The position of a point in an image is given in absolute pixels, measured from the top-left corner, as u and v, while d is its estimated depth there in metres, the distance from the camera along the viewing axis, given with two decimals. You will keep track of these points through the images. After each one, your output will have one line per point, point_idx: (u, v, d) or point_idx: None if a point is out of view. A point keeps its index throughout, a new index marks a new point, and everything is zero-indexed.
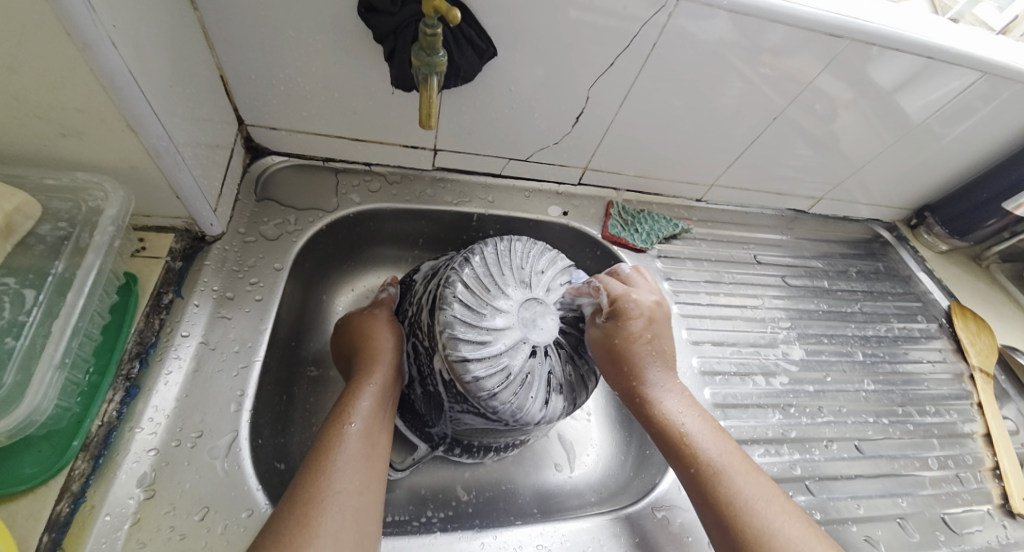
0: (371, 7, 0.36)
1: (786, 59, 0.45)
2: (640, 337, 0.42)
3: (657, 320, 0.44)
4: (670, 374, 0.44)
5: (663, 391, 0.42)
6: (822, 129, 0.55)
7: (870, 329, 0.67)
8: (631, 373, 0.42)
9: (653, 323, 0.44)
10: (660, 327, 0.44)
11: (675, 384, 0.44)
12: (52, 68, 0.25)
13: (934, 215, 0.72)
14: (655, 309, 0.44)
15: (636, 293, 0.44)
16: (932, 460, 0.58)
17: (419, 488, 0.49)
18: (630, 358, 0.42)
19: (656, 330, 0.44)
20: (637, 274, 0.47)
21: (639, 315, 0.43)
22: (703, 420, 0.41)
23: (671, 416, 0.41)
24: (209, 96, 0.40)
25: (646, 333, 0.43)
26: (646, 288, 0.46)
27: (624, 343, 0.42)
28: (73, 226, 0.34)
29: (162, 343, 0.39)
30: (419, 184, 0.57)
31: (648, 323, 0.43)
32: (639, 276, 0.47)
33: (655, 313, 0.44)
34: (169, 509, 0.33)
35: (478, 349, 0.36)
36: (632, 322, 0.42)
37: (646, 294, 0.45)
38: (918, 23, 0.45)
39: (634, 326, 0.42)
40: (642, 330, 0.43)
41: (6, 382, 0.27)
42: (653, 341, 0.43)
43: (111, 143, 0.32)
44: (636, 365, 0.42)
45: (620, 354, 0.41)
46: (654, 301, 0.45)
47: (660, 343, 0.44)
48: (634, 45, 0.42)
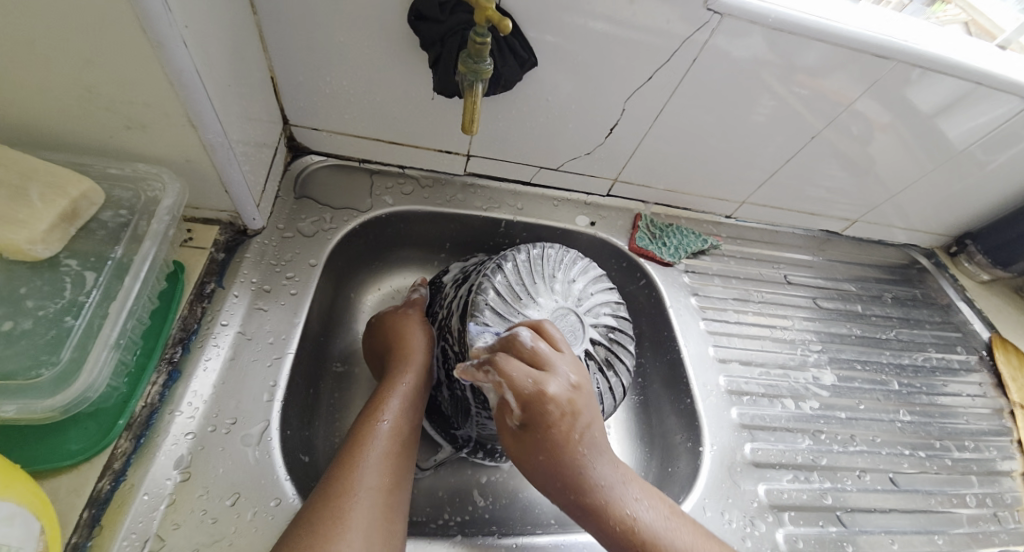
0: (421, 15, 0.37)
1: (822, 79, 0.45)
2: (566, 439, 0.34)
3: (584, 406, 0.35)
4: (608, 463, 0.36)
5: (608, 492, 0.34)
6: (857, 151, 0.54)
7: (907, 357, 0.64)
8: (566, 483, 0.35)
9: (579, 416, 0.34)
10: (588, 407, 0.35)
11: (619, 471, 0.36)
12: (128, 64, 0.27)
13: (975, 244, 0.69)
14: (575, 395, 0.34)
15: (546, 382, 0.33)
16: (970, 498, 0.55)
17: (437, 490, 0.48)
18: (562, 468, 0.35)
19: (583, 421, 0.35)
20: (537, 337, 0.35)
21: (561, 415, 0.34)
22: (658, 510, 0.35)
23: (623, 521, 0.34)
24: (260, 96, 0.42)
25: (574, 434, 0.34)
26: (560, 360, 0.34)
27: (551, 453, 0.35)
28: (132, 214, 0.35)
29: (203, 331, 0.40)
30: (450, 189, 0.58)
31: (573, 420, 0.34)
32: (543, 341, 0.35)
33: (577, 403, 0.34)
34: (203, 492, 0.34)
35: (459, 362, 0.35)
36: (553, 427, 0.34)
37: (563, 376, 0.34)
38: (963, 46, 0.44)
39: (556, 427, 0.34)
40: (570, 430, 0.34)
41: (63, 359, 0.29)
42: (581, 438, 0.35)
43: (172, 137, 0.33)
44: (571, 474, 0.35)
45: (551, 460, 0.35)
46: (572, 382, 0.34)
47: (591, 432, 0.35)
48: (673, 61, 0.43)
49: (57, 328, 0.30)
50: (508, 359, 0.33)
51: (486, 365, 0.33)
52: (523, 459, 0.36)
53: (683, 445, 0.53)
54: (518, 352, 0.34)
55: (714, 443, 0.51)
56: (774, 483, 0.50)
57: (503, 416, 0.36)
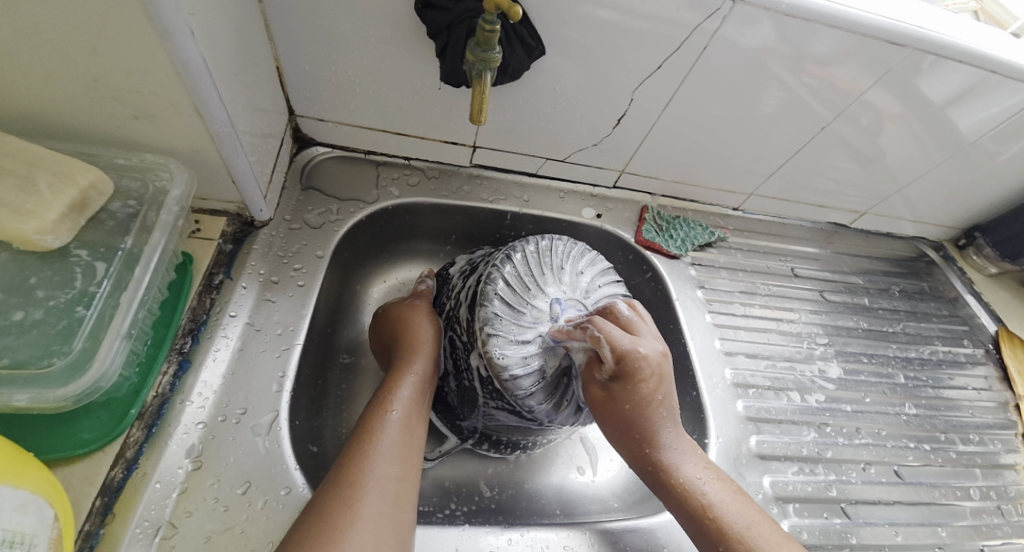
0: (428, 2, 0.37)
1: (834, 69, 0.44)
2: (652, 397, 0.36)
3: (668, 373, 0.37)
4: (681, 432, 0.37)
5: (677, 456, 0.36)
6: (868, 142, 0.54)
7: (913, 351, 0.64)
8: (642, 438, 0.36)
9: (665, 380, 0.36)
10: (671, 376, 0.37)
11: (689, 442, 0.38)
12: (134, 51, 0.26)
13: (985, 237, 0.69)
14: (663, 361, 0.37)
15: (642, 343, 0.36)
16: (974, 490, 0.55)
17: (443, 481, 0.49)
18: (640, 423, 0.36)
19: (667, 386, 0.37)
20: (631, 312, 0.39)
21: (650, 375, 0.36)
22: (721, 485, 0.36)
23: (690, 487, 0.35)
24: (266, 86, 0.42)
25: (657, 394, 0.36)
26: (647, 331, 0.38)
27: (634, 408, 0.36)
28: (141, 205, 0.35)
29: (212, 321, 0.41)
30: (456, 180, 0.58)
31: (660, 382, 0.36)
32: (636, 314, 0.39)
33: (664, 367, 0.36)
34: (214, 480, 0.34)
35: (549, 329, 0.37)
36: (642, 384, 0.35)
37: (653, 343, 0.37)
38: (979, 34, 0.43)
39: (645, 386, 0.35)
40: (655, 390, 0.36)
41: (75, 348, 0.29)
42: (663, 400, 0.36)
43: (179, 126, 0.33)
44: (647, 431, 0.36)
45: (630, 419, 0.36)
46: (661, 349, 0.37)
47: (670, 399, 0.37)
48: (683, 50, 0.42)
49: (68, 318, 0.30)
50: (606, 320, 0.36)
51: (589, 320, 0.35)
52: (600, 413, 0.37)
53: (688, 437, 0.53)
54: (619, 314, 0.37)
55: (720, 435, 0.51)
56: (779, 475, 0.50)
57: (590, 372, 0.37)
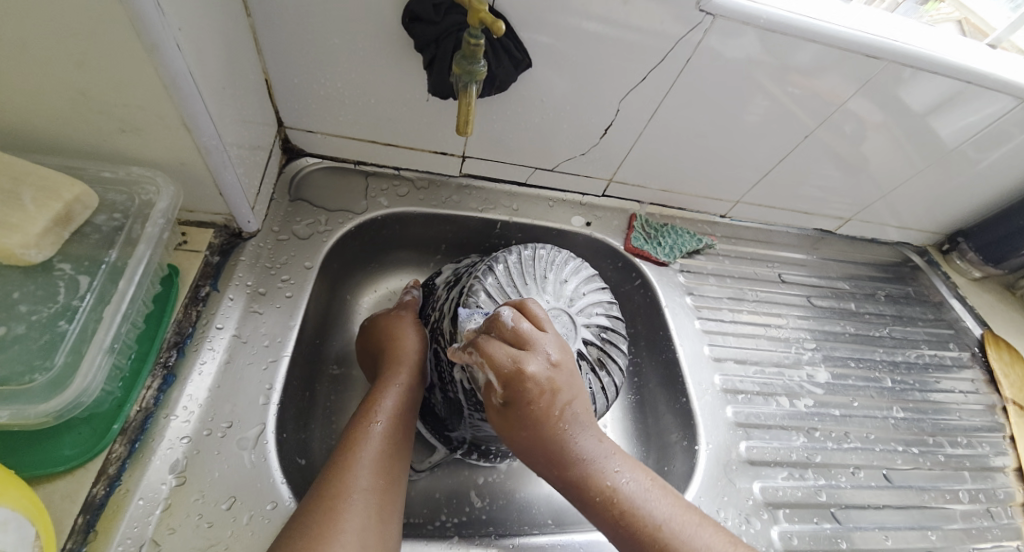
0: (415, 17, 0.37)
1: (813, 79, 0.45)
2: (548, 414, 0.33)
3: (564, 384, 0.33)
4: (592, 437, 0.35)
5: (590, 465, 0.34)
6: (850, 150, 0.55)
7: (900, 355, 0.65)
8: (550, 457, 0.34)
9: (558, 395, 0.33)
10: (571, 384, 0.34)
11: (602, 445, 0.35)
12: (121, 66, 0.27)
13: (967, 241, 0.70)
14: (556, 374, 0.33)
15: (526, 361, 0.32)
16: (963, 493, 0.56)
17: (433, 492, 0.49)
18: (546, 442, 0.34)
19: (564, 399, 0.33)
20: (521, 316, 0.33)
21: (539, 394, 0.32)
22: (640, 479, 0.35)
23: (605, 495, 0.34)
24: (255, 99, 0.42)
25: (555, 412, 0.33)
26: (543, 339, 0.33)
27: (534, 428, 0.34)
28: (127, 218, 0.35)
29: (198, 334, 0.40)
30: (445, 190, 0.58)
31: (554, 398, 0.33)
32: (526, 321, 0.33)
33: (558, 381, 0.33)
34: (198, 496, 0.34)
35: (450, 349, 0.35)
36: (533, 404, 0.33)
37: (544, 355, 0.32)
38: (953, 45, 0.45)
39: (536, 404, 0.33)
40: (550, 407, 0.33)
41: (57, 363, 0.28)
42: (565, 413, 0.34)
43: (165, 140, 0.33)
44: (554, 449, 0.34)
45: (534, 439, 0.34)
46: (554, 359, 0.33)
47: (573, 409, 0.34)
48: (667, 62, 0.43)
49: (51, 332, 0.29)
50: (491, 341, 0.32)
51: (470, 345, 0.33)
52: (507, 434, 0.36)
53: (679, 444, 0.53)
54: (501, 331, 0.33)
55: (710, 441, 0.51)
56: (770, 481, 0.50)
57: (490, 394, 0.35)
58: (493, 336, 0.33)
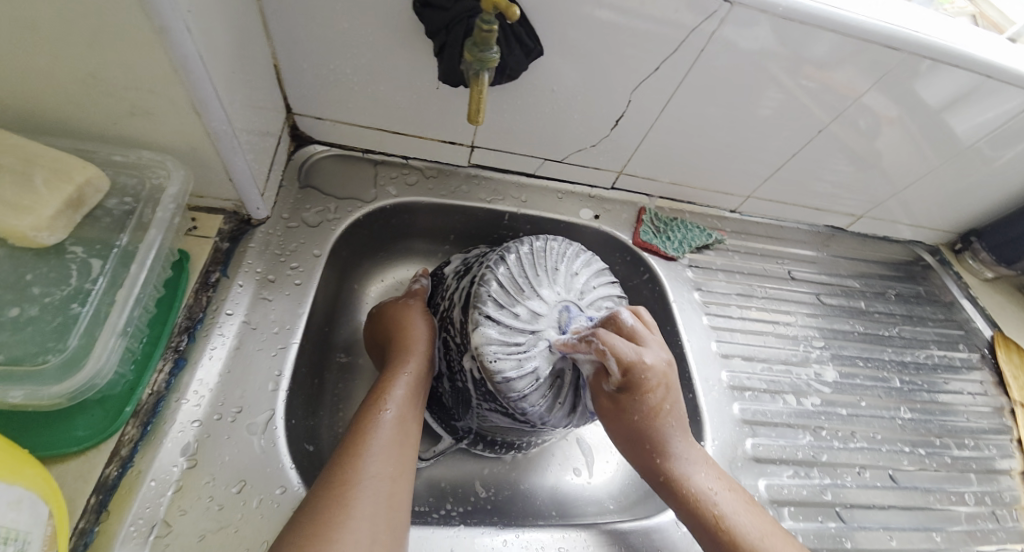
0: (427, 2, 0.37)
1: (830, 72, 0.44)
2: (659, 407, 0.38)
3: (673, 381, 0.39)
4: (690, 442, 0.39)
5: (687, 466, 0.38)
6: (865, 146, 0.54)
7: (909, 355, 0.64)
8: (653, 448, 0.38)
9: (670, 390, 0.38)
10: (676, 383, 0.39)
11: (697, 451, 0.39)
12: (132, 48, 0.26)
13: (981, 241, 0.69)
14: (669, 371, 0.38)
15: (649, 354, 0.37)
16: (968, 496, 0.56)
17: (438, 481, 0.49)
18: (649, 433, 0.38)
19: (672, 396, 0.38)
20: (636, 318, 0.39)
21: (657, 385, 0.37)
22: (730, 494, 0.38)
23: (700, 496, 0.37)
24: (264, 84, 0.42)
25: (664, 405, 0.38)
26: (653, 340, 0.39)
27: (643, 417, 0.37)
28: (137, 202, 0.35)
29: (208, 319, 0.41)
30: (454, 180, 0.58)
31: (666, 393, 0.38)
32: (641, 322, 0.39)
33: (670, 377, 0.38)
34: (209, 479, 0.34)
35: (557, 339, 0.38)
36: (650, 395, 0.37)
37: (658, 353, 0.38)
38: (975, 39, 0.44)
39: (653, 395, 0.37)
40: (661, 401, 0.38)
41: (71, 346, 0.29)
42: (671, 408, 0.38)
43: (176, 124, 0.33)
44: (657, 441, 0.38)
45: (641, 429, 0.38)
46: (666, 358, 0.39)
47: (677, 411, 0.39)
48: (681, 52, 0.42)
49: (64, 315, 0.30)
50: (613, 334, 0.37)
51: (594, 331, 0.36)
52: (610, 420, 0.39)
53: None
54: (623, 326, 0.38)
55: (716, 437, 0.51)
56: (774, 478, 0.50)
57: (599, 381, 0.38)
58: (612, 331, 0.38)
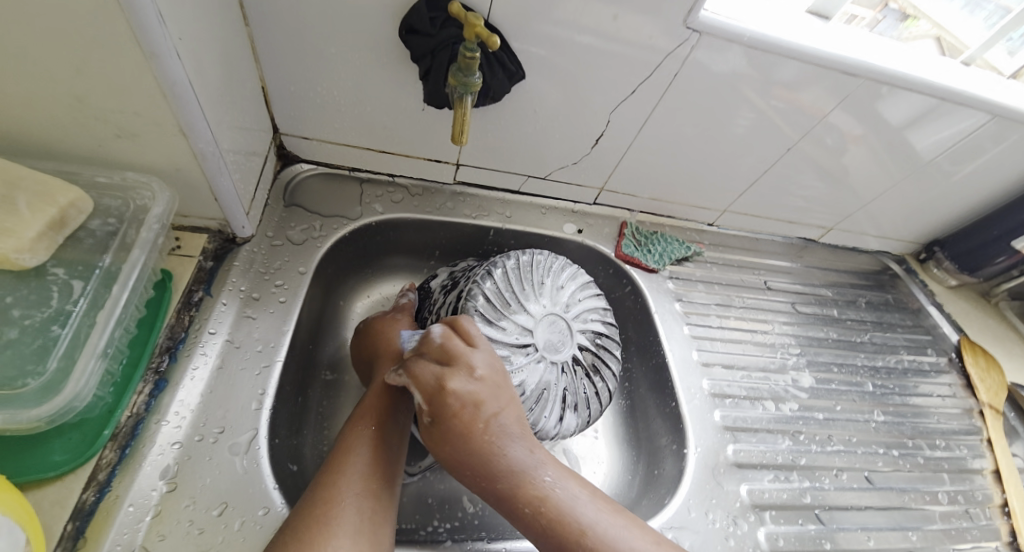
0: (411, 29, 0.38)
1: (795, 91, 0.47)
2: (471, 428, 0.34)
3: (488, 396, 0.35)
4: (525, 448, 0.35)
5: (518, 480, 0.34)
6: (831, 161, 0.57)
7: (880, 360, 0.67)
8: (476, 470, 0.34)
9: (483, 406, 0.34)
10: (497, 398, 0.35)
11: (537, 454, 0.35)
12: (119, 73, 0.27)
13: (943, 250, 0.73)
14: (483, 387, 0.35)
15: (451, 376, 0.34)
16: (942, 495, 0.57)
17: (425, 497, 0.49)
18: (471, 453, 0.34)
19: (489, 410, 0.34)
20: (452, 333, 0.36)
21: (460, 405, 0.34)
22: (573, 492, 0.34)
23: (534, 510, 0.33)
24: (251, 106, 0.42)
25: (477, 423, 0.34)
26: (469, 354, 0.35)
27: (459, 440, 0.34)
28: (121, 223, 0.35)
29: (190, 339, 0.40)
30: (440, 197, 0.59)
31: (476, 410, 0.34)
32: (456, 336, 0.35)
33: (484, 394, 0.34)
34: (189, 502, 0.34)
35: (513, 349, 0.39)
36: (455, 419, 0.34)
37: (470, 369, 0.34)
38: (927, 64, 0.47)
39: (460, 418, 0.34)
40: (473, 420, 0.34)
41: (50, 369, 0.28)
42: (491, 425, 0.34)
43: (161, 146, 0.33)
44: (481, 462, 0.34)
45: (461, 452, 0.34)
46: (482, 373, 0.35)
47: (504, 420, 0.35)
48: (654, 75, 0.44)
49: (44, 338, 0.29)
50: (421, 361, 0.36)
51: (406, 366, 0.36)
52: (439, 450, 0.36)
53: (668, 448, 0.54)
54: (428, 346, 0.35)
55: (699, 445, 0.52)
56: (756, 483, 0.51)
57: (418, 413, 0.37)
58: (423, 355, 0.36)
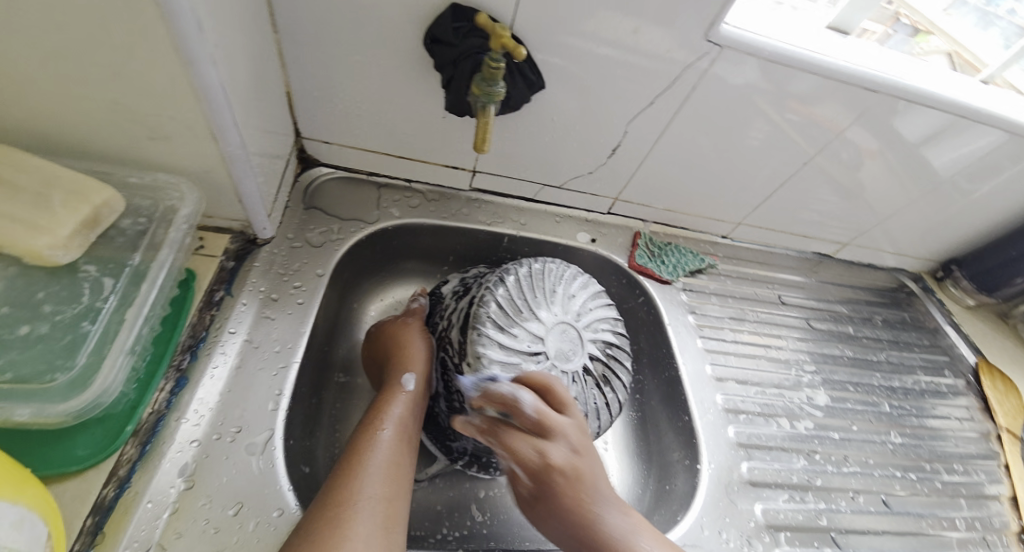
0: (435, 39, 0.39)
1: (815, 108, 0.47)
2: (580, 501, 0.35)
3: (585, 467, 0.36)
4: (623, 519, 0.35)
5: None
6: (849, 177, 0.57)
7: (897, 380, 0.66)
8: (580, 541, 0.35)
9: (582, 476, 0.35)
10: (594, 465, 0.36)
11: (636, 523, 0.36)
12: (159, 79, 0.28)
13: (961, 270, 0.71)
14: (579, 457, 0.35)
15: (548, 449, 0.35)
16: (959, 521, 0.56)
17: (434, 504, 0.49)
18: (573, 524, 0.35)
19: (588, 480, 0.35)
20: (544, 404, 0.35)
21: (561, 477, 0.35)
22: None
23: None
24: (277, 110, 0.43)
25: (578, 495, 0.35)
26: (562, 425, 0.35)
27: (563, 513, 0.35)
28: (150, 222, 0.36)
29: (211, 338, 0.41)
30: (455, 203, 0.59)
31: (576, 482, 0.35)
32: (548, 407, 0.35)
33: (580, 464, 0.35)
34: (206, 501, 0.34)
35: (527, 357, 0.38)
36: (557, 491, 0.35)
37: (564, 440, 0.35)
38: (947, 82, 0.47)
39: (568, 492, 0.35)
40: (574, 492, 0.35)
41: (79, 364, 0.29)
42: (592, 495, 0.35)
43: (192, 148, 0.34)
44: (586, 535, 0.34)
45: (564, 524, 0.35)
46: (575, 443, 0.36)
47: (601, 490, 0.36)
48: (673, 88, 0.45)
49: (74, 333, 0.30)
50: (514, 433, 0.36)
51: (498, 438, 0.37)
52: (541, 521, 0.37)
53: (680, 463, 0.53)
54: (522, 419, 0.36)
55: (712, 461, 0.52)
56: (770, 503, 0.51)
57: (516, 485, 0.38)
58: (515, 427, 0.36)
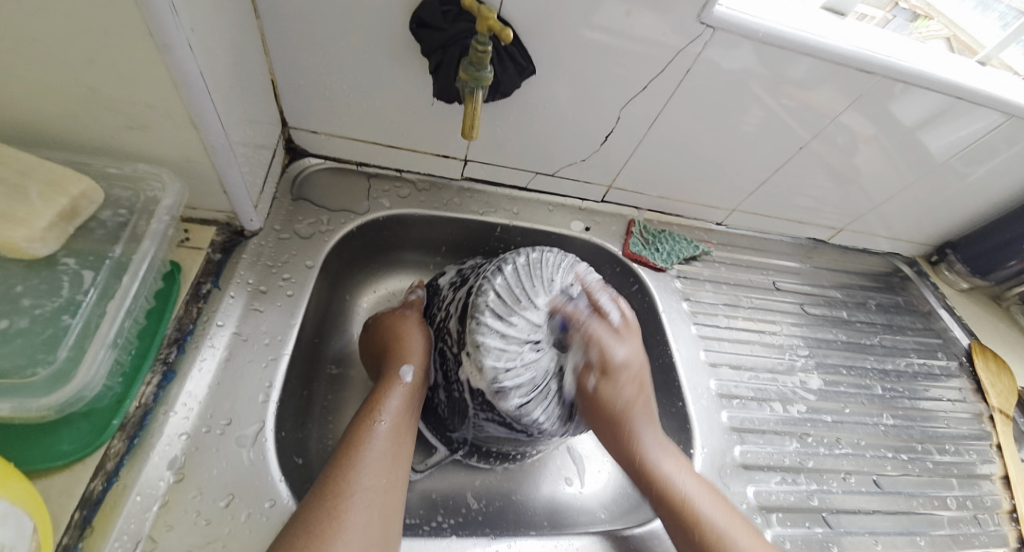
0: (422, 23, 0.38)
1: (808, 91, 0.46)
2: (633, 404, 0.41)
3: (644, 380, 0.42)
4: (658, 434, 0.42)
5: (656, 454, 0.40)
6: (843, 162, 0.56)
7: (890, 363, 0.66)
8: (625, 433, 0.40)
9: (642, 384, 0.42)
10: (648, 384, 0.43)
11: (665, 442, 0.42)
12: (134, 64, 0.27)
13: (955, 253, 0.72)
14: (640, 368, 0.42)
15: (623, 349, 0.41)
16: (950, 500, 0.57)
17: (430, 493, 0.49)
18: (625, 416, 0.40)
19: (644, 389, 0.42)
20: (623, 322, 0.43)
21: (630, 375, 0.40)
22: (698, 483, 0.40)
23: (670, 483, 0.39)
24: (261, 98, 0.42)
25: (636, 396, 0.41)
26: (631, 340, 0.42)
27: (622, 403, 0.40)
28: (132, 214, 0.35)
29: (198, 330, 0.40)
30: (447, 193, 0.59)
31: (637, 386, 0.41)
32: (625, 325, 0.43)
33: (642, 373, 0.42)
34: (196, 493, 0.34)
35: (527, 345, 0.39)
36: (623, 384, 0.40)
37: (631, 351, 0.42)
38: (944, 63, 0.46)
39: (626, 394, 0.41)
40: (635, 391, 0.41)
41: (59, 358, 0.28)
42: (645, 403, 0.42)
43: (172, 138, 0.33)
44: (631, 431, 0.40)
45: (615, 417, 0.40)
46: (639, 357, 0.42)
47: (648, 404, 0.42)
48: (665, 72, 0.44)
49: (55, 327, 0.29)
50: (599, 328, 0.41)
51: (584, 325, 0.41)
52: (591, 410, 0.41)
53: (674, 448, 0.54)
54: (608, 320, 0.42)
55: (705, 445, 0.52)
56: (763, 485, 0.51)
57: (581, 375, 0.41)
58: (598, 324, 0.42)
